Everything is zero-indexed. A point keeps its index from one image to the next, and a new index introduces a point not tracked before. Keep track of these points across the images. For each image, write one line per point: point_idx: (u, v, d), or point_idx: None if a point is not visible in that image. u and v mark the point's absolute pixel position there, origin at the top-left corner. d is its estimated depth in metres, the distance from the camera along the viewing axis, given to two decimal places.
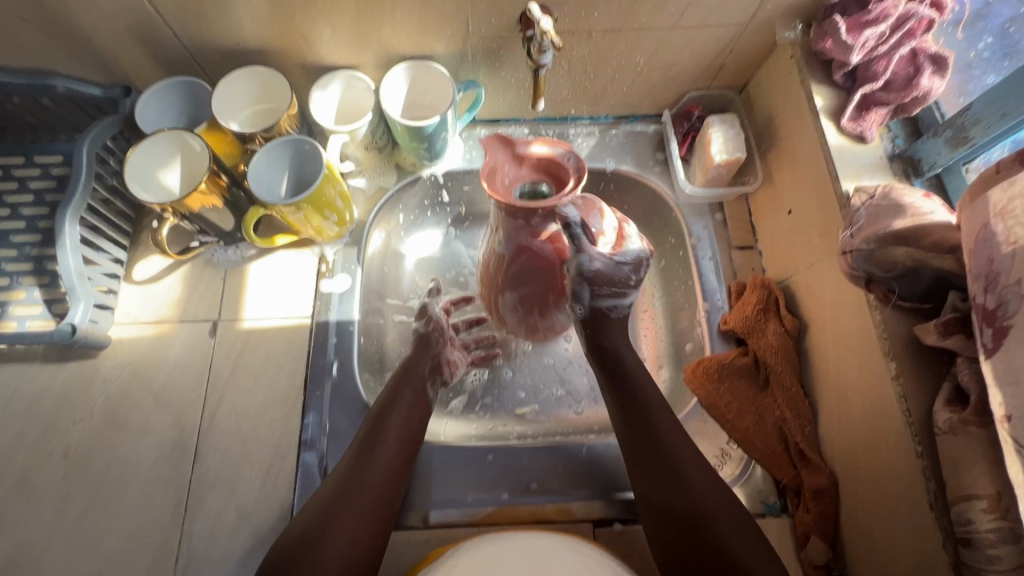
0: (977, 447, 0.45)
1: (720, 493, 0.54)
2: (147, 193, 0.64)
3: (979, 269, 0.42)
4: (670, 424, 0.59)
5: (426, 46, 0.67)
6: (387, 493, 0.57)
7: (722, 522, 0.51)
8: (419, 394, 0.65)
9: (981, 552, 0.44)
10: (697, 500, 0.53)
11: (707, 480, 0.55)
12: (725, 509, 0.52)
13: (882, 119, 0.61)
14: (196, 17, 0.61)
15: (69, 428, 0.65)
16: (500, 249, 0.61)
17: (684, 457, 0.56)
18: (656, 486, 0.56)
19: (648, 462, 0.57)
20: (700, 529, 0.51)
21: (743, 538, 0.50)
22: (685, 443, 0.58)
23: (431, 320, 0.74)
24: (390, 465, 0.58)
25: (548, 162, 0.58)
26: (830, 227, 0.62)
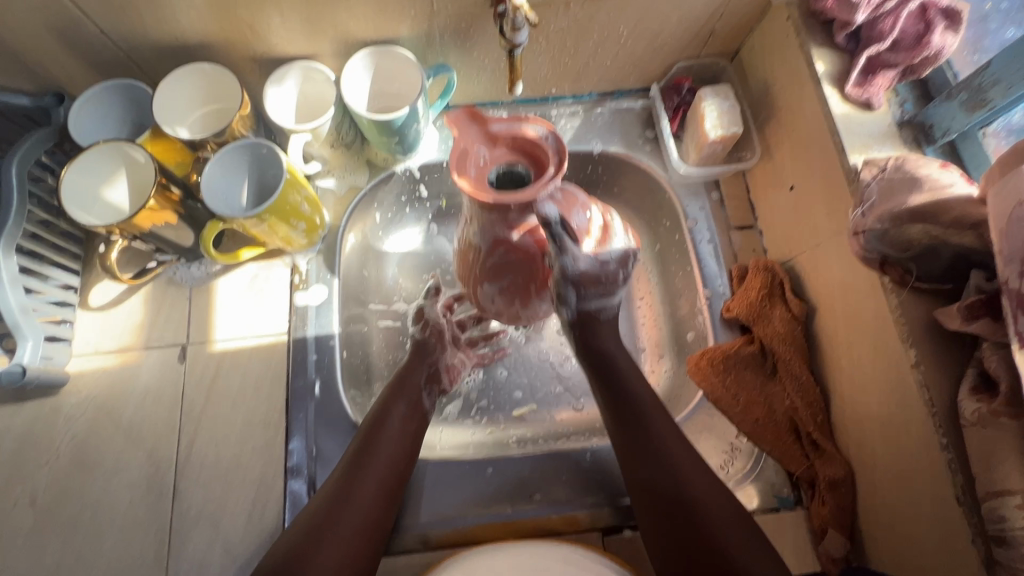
0: (1009, 440, 0.42)
1: (723, 499, 0.51)
2: (91, 215, 0.58)
3: (1013, 251, 0.38)
4: (665, 426, 0.55)
5: (388, 29, 0.61)
6: (376, 514, 0.53)
7: (726, 531, 0.48)
8: (413, 406, 0.61)
9: (1017, 551, 0.41)
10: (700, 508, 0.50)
11: (707, 485, 0.52)
12: (728, 517, 0.49)
13: (890, 83, 0.56)
14: (124, 10, 0.54)
15: (33, 473, 0.60)
16: (474, 241, 0.53)
17: (683, 461, 0.53)
18: (654, 494, 0.53)
19: (644, 469, 0.54)
20: (702, 540, 0.48)
21: (751, 547, 0.47)
22: (683, 446, 0.54)
23: (428, 324, 0.69)
24: (377, 486, 0.54)
25: (526, 142, 0.51)
26: (838, 204, 0.58)
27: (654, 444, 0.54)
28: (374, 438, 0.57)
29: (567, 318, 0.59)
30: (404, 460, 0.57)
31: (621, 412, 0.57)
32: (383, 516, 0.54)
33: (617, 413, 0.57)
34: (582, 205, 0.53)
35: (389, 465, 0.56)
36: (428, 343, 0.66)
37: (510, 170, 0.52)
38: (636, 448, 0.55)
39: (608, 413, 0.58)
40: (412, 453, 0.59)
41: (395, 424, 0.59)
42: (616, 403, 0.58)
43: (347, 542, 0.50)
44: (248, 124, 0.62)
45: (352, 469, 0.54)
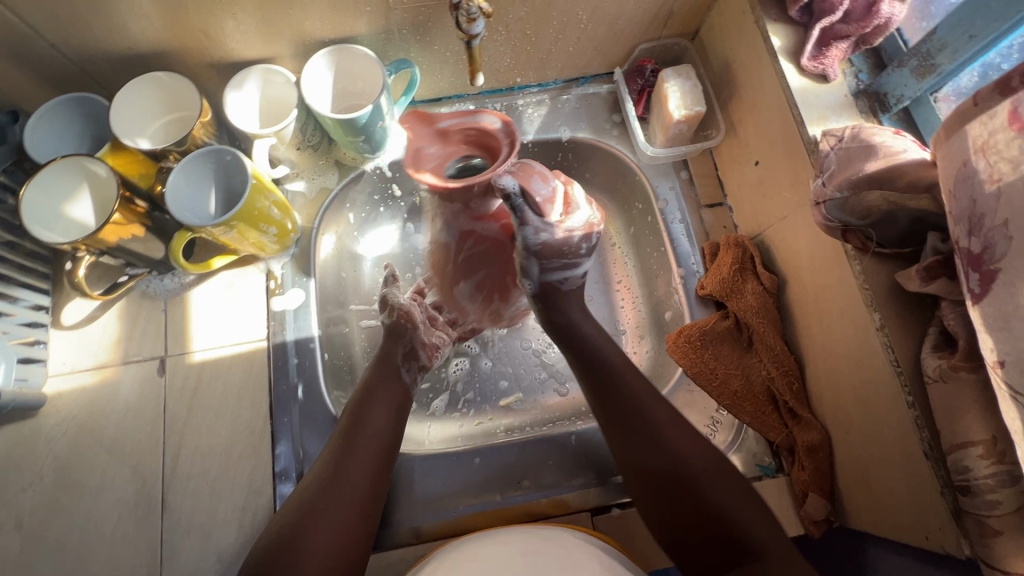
0: (969, 393, 0.44)
1: (710, 457, 0.52)
2: (55, 233, 0.57)
3: (962, 212, 0.40)
4: (643, 386, 0.57)
5: (345, 27, 0.61)
6: (368, 505, 0.53)
7: (718, 488, 0.49)
8: (396, 387, 0.62)
9: (980, 498, 0.43)
10: (690, 469, 0.51)
11: (691, 443, 0.53)
12: (715, 476, 0.50)
13: (844, 54, 0.57)
14: (71, 22, 0.53)
15: (17, 497, 0.59)
16: (444, 238, 0.65)
17: (665, 423, 0.54)
18: (641, 460, 0.53)
19: (630, 433, 0.55)
20: (695, 499, 0.49)
21: (738, 498, 0.49)
22: (664, 408, 0.55)
23: (396, 309, 0.67)
24: (367, 468, 0.55)
25: (479, 133, 0.58)
26: (800, 176, 0.59)
27: (638, 408, 0.55)
28: (362, 416, 0.58)
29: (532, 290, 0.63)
30: (392, 435, 0.58)
31: (599, 378, 0.58)
32: (373, 499, 0.54)
33: (590, 378, 0.59)
34: (542, 176, 0.57)
35: (379, 441, 0.57)
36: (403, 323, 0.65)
37: (470, 163, 0.61)
38: (616, 411, 0.56)
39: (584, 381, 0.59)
40: (398, 432, 0.59)
41: (381, 402, 0.59)
42: (593, 376, 0.58)
43: (341, 524, 0.50)
44: (209, 131, 0.61)
45: (342, 449, 0.55)
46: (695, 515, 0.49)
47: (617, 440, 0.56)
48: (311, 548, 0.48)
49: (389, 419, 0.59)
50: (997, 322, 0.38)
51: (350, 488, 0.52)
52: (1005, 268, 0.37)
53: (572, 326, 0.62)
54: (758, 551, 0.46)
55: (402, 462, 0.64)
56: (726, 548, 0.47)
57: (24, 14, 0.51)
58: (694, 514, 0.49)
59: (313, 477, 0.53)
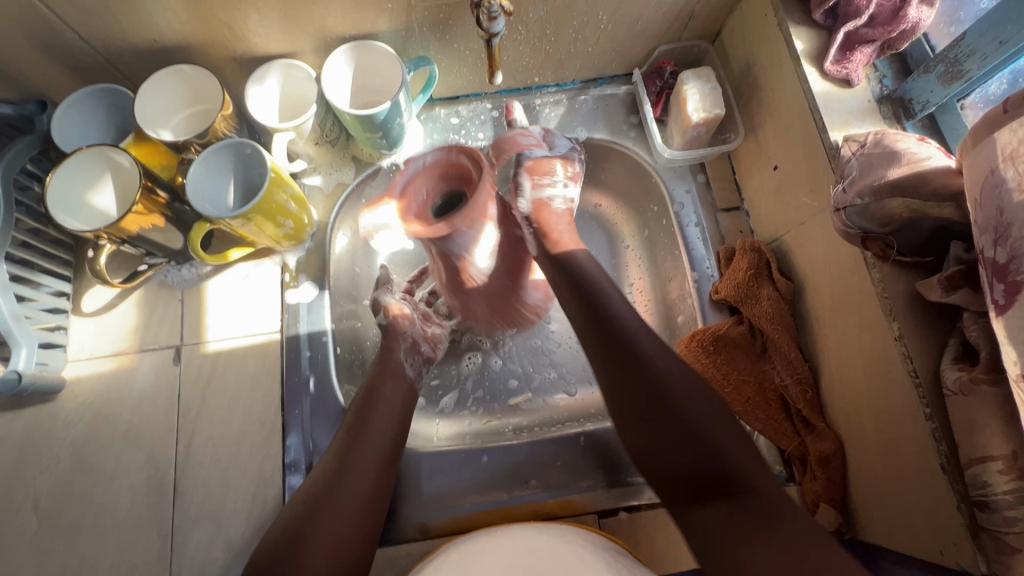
0: (989, 407, 0.43)
1: (698, 396, 0.51)
2: (78, 221, 0.58)
3: (987, 222, 0.39)
4: (642, 330, 0.56)
5: (367, 23, 0.61)
6: (374, 496, 0.53)
7: (704, 424, 0.49)
8: (399, 376, 0.63)
9: (998, 514, 0.42)
10: (678, 397, 0.51)
11: (689, 389, 0.51)
12: (712, 420, 0.49)
13: (868, 59, 0.57)
14: (100, 14, 0.54)
15: (35, 478, 0.60)
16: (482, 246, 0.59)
17: (662, 366, 0.53)
18: (635, 404, 0.52)
19: (620, 373, 0.54)
20: (689, 431, 0.49)
21: (727, 435, 0.48)
22: (661, 350, 0.54)
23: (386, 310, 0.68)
24: (372, 459, 0.55)
25: (440, 167, 0.58)
26: (820, 181, 0.58)
27: (632, 347, 0.54)
28: (368, 410, 0.58)
29: (526, 210, 0.63)
30: (396, 429, 0.58)
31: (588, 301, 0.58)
32: (378, 495, 0.54)
33: (593, 322, 0.57)
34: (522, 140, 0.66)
35: (384, 437, 0.57)
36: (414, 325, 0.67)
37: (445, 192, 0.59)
38: (602, 334, 0.56)
39: (584, 327, 0.58)
40: (404, 429, 0.60)
41: (387, 399, 0.60)
42: (592, 313, 0.57)
43: (347, 518, 0.51)
44: (230, 124, 0.62)
45: (346, 444, 0.55)
46: (683, 451, 0.48)
47: (608, 381, 0.55)
48: (318, 541, 0.48)
49: (393, 412, 0.59)
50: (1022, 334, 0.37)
51: (357, 479, 0.53)
52: None
53: (580, 268, 0.61)
54: (748, 482, 0.46)
55: (410, 457, 0.64)
56: (714, 484, 0.46)
57: (54, 5, 0.52)
58: (686, 453, 0.48)
59: (320, 473, 0.53)
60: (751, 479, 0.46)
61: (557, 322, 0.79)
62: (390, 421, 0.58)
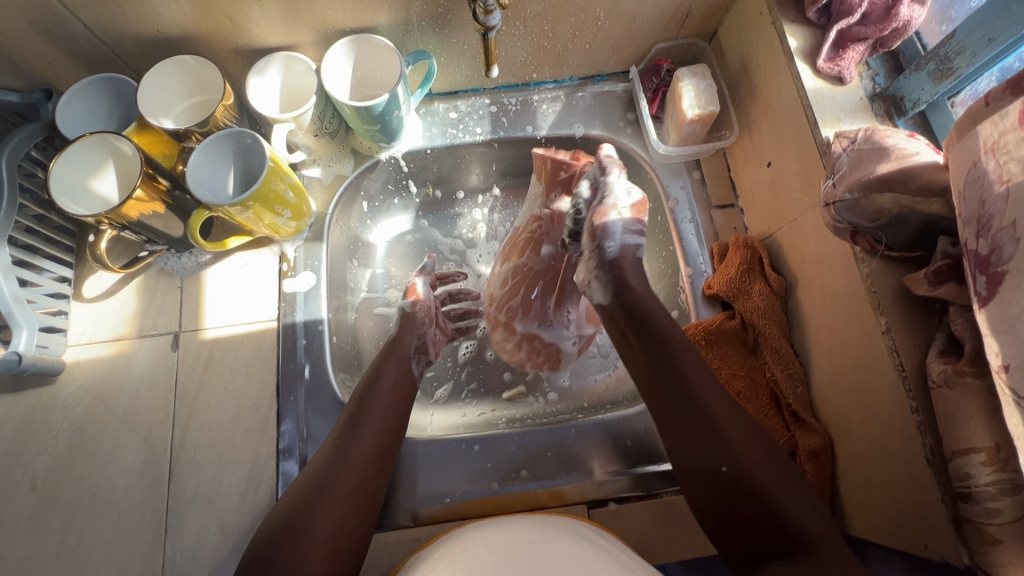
0: (974, 398, 0.43)
1: (761, 446, 0.50)
2: (81, 207, 0.59)
3: (970, 213, 0.39)
4: (697, 370, 0.55)
5: (366, 17, 0.62)
6: (371, 481, 0.54)
7: (770, 480, 0.47)
8: (403, 371, 0.64)
9: (981, 506, 0.42)
10: (733, 448, 0.49)
11: (753, 441, 0.50)
12: (770, 470, 0.48)
13: (861, 57, 0.57)
14: (105, 3, 0.55)
15: (33, 459, 0.61)
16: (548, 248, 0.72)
17: (719, 409, 0.52)
18: (687, 440, 0.52)
19: (676, 412, 0.53)
20: (748, 486, 0.47)
21: (791, 490, 0.47)
22: (719, 392, 0.53)
23: (419, 299, 0.71)
24: (370, 451, 0.55)
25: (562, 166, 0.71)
26: (812, 177, 0.59)
27: (683, 387, 0.54)
28: (365, 401, 0.59)
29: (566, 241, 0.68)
30: (393, 423, 0.59)
31: (638, 323, 0.59)
32: (374, 482, 0.54)
33: (649, 361, 0.57)
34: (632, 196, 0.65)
35: (380, 430, 0.57)
36: (415, 319, 0.69)
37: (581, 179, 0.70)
38: (658, 366, 0.56)
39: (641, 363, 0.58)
40: (402, 420, 0.60)
41: (386, 389, 0.61)
42: (647, 344, 0.58)
43: (345, 502, 0.51)
44: (230, 115, 0.63)
45: (344, 434, 0.56)
46: (745, 505, 0.47)
47: (659, 412, 0.55)
48: (313, 529, 0.48)
49: (393, 404, 0.60)
50: (1003, 325, 0.37)
51: (353, 468, 0.53)
52: (1012, 270, 0.36)
53: (639, 304, 0.60)
54: (812, 542, 0.44)
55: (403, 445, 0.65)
56: (775, 546, 0.45)
57: None
58: (743, 506, 0.47)
59: (316, 462, 0.54)
60: (808, 530, 0.44)
61: None
62: (393, 424, 0.59)
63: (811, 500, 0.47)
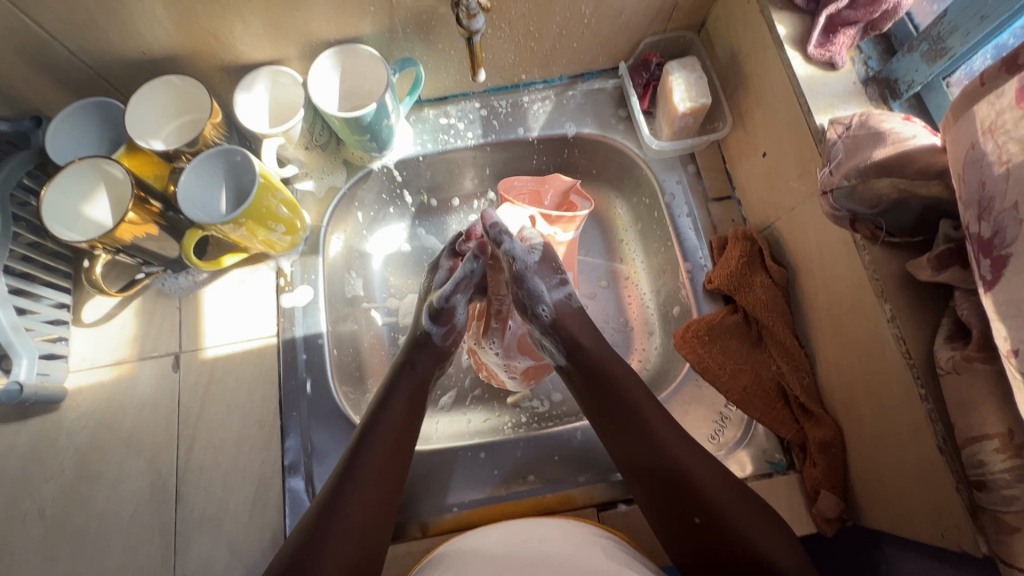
0: (984, 384, 0.42)
1: (721, 482, 0.52)
2: (74, 231, 0.59)
3: (971, 195, 0.38)
4: (652, 411, 0.56)
5: (351, 27, 0.62)
6: (383, 493, 0.54)
7: (737, 517, 0.49)
8: (416, 383, 0.63)
9: (996, 494, 0.41)
10: (695, 483, 0.51)
11: (715, 478, 0.52)
12: (734, 507, 0.50)
13: (852, 41, 0.56)
14: (88, 27, 0.55)
15: (41, 487, 0.61)
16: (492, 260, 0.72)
17: (674, 445, 0.54)
18: (653, 477, 0.53)
19: (638, 449, 0.55)
20: (718, 524, 0.49)
21: (759, 527, 0.48)
22: (674, 430, 0.55)
23: (450, 330, 0.69)
24: (376, 473, 0.54)
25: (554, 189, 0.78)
26: (808, 165, 0.58)
27: (641, 425, 0.56)
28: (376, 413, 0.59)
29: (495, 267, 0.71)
30: (405, 433, 0.58)
31: (585, 368, 0.62)
32: (388, 494, 0.54)
33: (603, 407, 0.59)
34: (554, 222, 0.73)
35: (390, 440, 0.57)
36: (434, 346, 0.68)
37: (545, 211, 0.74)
38: (611, 408, 0.58)
39: (594, 402, 0.60)
40: (413, 430, 0.60)
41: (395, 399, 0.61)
42: (597, 385, 0.60)
43: (357, 516, 0.51)
44: (220, 132, 0.63)
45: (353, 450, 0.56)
46: (716, 541, 0.49)
47: (619, 449, 0.57)
48: (321, 559, 0.47)
49: (402, 411, 0.60)
50: (1010, 309, 0.36)
51: (362, 487, 0.53)
52: (1017, 253, 0.35)
53: (581, 347, 0.63)
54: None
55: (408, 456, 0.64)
56: None
57: (42, 21, 0.53)
58: (718, 546, 0.49)
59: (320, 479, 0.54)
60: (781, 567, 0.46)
61: None
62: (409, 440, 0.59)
63: (774, 527, 0.49)
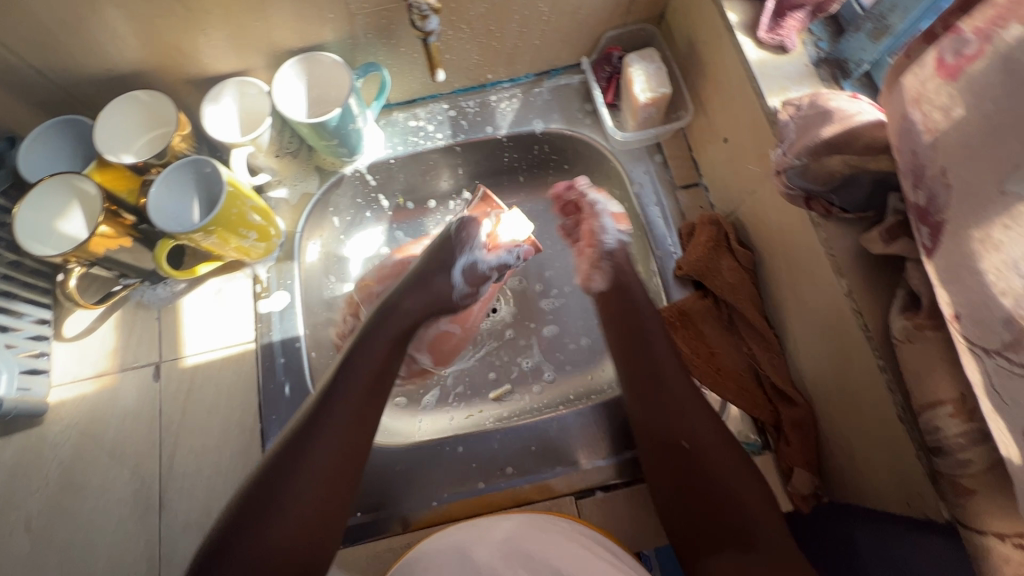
0: (935, 351, 0.43)
1: (730, 451, 0.55)
2: (49, 247, 0.60)
3: (905, 165, 0.39)
4: (680, 383, 0.60)
5: (313, 35, 0.63)
6: (338, 469, 0.53)
7: (724, 475, 0.53)
8: (379, 354, 0.62)
9: (953, 458, 0.42)
10: (698, 435, 0.56)
11: (717, 436, 0.56)
12: (727, 458, 0.54)
13: (801, 24, 0.57)
14: (54, 47, 0.56)
15: (26, 499, 0.62)
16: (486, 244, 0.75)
17: (687, 402, 0.58)
18: (657, 428, 0.58)
19: (652, 400, 0.59)
20: (706, 479, 0.53)
21: (742, 482, 0.52)
22: (690, 388, 0.59)
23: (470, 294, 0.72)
24: (330, 450, 0.53)
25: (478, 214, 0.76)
26: (764, 148, 0.59)
27: (659, 379, 0.60)
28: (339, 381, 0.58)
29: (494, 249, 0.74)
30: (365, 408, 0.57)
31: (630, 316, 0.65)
32: (341, 473, 0.53)
33: (629, 360, 0.63)
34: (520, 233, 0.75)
35: (348, 413, 0.56)
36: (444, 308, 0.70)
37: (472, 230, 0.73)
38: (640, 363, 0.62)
39: (621, 353, 0.64)
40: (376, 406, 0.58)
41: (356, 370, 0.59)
42: (628, 336, 0.64)
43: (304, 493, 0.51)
44: (190, 144, 0.64)
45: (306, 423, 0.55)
46: (701, 498, 0.53)
47: (638, 418, 0.60)
48: (258, 533, 0.48)
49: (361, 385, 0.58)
50: (948, 274, 0.37)
51: (312, 465, 0.52)
52: (950, 219, 0.36)
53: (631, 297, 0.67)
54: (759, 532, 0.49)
55: (387, 453, 0.65)
56: (730, 537, 0.50)
57: (8, 43, 0.54)
58: (704, 500, 0.53)
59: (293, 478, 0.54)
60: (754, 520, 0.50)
61: (515, 306, 0.81)
62: (366, 419, 0.57)
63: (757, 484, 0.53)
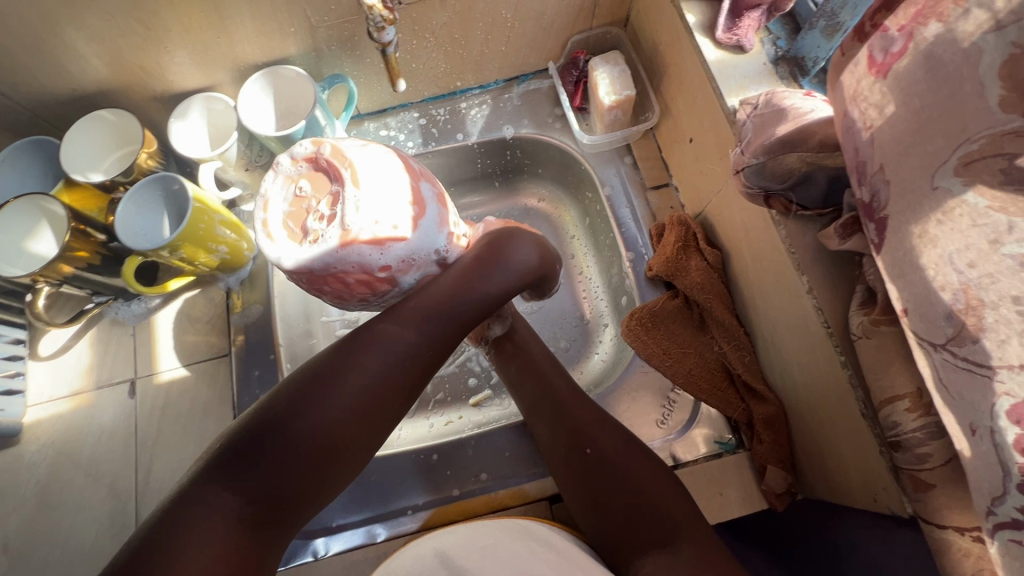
0: (891, 346, 0.43)
1: (631, 447, 0.57)
2: (19, 267, 0.60)
3: (849, 163, 0.39)
4: (569, 390, 0.62)
5: (276, 49, 0.64)
6: (365, 415, 0.47)
7: (633, 471, 0.55)
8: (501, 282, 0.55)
9: (912, 453, 0.42)
10: (597, 438, 0.58)
11: (616, 435, 0.58)
12: (625, 453, 0.57)
13: (758, 23, 0.58)
14: (16, 71, 0.57)
15: (4, 520, 0.62)
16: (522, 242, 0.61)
17: (576, 407, 0.60)
18: (561, 437, 0.59)
19: (550, 412, 0.61)
20: (614, 476, 0.55)
21: (651, 475, 0.55)
22: (576, 396, 0.62)
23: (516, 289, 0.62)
24: (360, 394, 0.47)
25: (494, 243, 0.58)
26: (726, 147, 0.59)
27: (551, 392, 0.62)
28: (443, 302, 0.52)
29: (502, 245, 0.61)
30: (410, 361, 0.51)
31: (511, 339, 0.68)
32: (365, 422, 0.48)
33: (524, 378, 0.65)
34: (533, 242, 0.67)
35: (392, 360, 0.49)
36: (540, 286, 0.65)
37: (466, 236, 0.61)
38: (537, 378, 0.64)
39: (516, 372, 0.66)
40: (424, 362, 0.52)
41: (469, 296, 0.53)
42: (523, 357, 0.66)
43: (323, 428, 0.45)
44: (157, 160, 0.65)
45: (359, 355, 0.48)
46: (618, 498, 0.54)
47: (544, 436, 0.61)
48: (260, 463, 0.43)
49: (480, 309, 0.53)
50: (894, 270, 0.37)
51: (348, 408, 0.46)
52: (892, 214, 0.36)
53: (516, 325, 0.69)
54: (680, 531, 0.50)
55: None
56: (652, 532, 0.51)
57: None
58: (614, 500, 0.54)
59: None
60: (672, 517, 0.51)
61: None
62: (446, 341, 0.53)
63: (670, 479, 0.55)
